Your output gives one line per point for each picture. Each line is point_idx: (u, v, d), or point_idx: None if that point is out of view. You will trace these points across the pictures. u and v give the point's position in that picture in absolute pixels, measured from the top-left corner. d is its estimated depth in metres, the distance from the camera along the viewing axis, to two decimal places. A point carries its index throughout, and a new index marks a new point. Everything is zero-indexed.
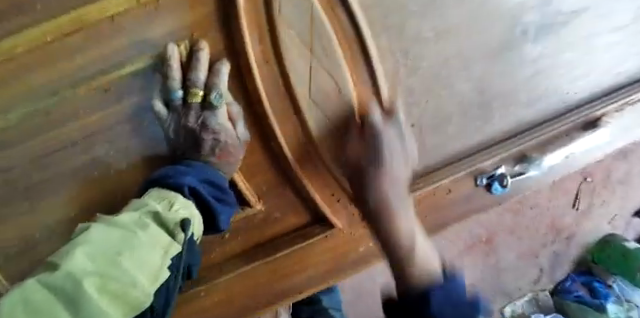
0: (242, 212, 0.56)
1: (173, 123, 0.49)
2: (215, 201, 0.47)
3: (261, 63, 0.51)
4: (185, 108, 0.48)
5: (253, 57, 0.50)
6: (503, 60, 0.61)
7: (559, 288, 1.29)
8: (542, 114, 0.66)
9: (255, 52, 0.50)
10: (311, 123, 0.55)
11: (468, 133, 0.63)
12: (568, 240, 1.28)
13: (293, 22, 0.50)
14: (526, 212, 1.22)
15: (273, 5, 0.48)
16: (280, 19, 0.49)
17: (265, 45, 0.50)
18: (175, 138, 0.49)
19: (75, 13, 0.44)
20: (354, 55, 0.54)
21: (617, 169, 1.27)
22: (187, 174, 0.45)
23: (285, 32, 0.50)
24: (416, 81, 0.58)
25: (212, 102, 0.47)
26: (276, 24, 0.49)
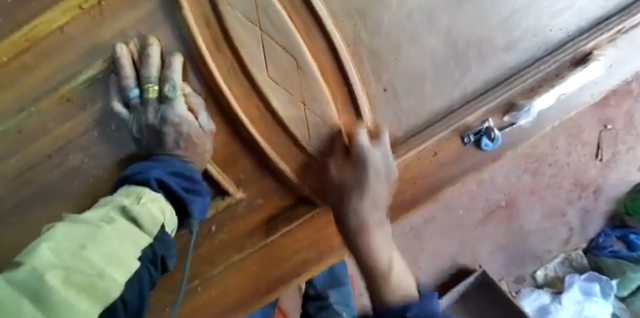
0: (224, 202, 0.56)
1: (135, 122, 0.49)
2: (185, 192, 0.47)
3: (213, 48, 0.51)
4: (143, 105, 0.47)
5: (203, 43, 0.50)
6: (470, 6, 0.58)
7: (593, 245, 1.29)
8: (526, 57, 0.62)
9: (204, 38, 0.50)
10: (275, 103, 0.54)
11: (446, 89, 0.60)
12: (595, 194, 1.27)
13: (237, 2, 0.50)
14: (545, 170, 1.23)
15: None
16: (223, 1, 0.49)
17: (214, 29, 0.50)
18: (140, 136, 0.49)
19: (24, 29, 0.47)
20: (307, 25, 0.53)
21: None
22: (154, 169, 0.45)
23: (231, 13, 0.50)
24: (381, 42, 0.56)
25: (167, 94, 0.47)
26: (220, 7, 0.49)
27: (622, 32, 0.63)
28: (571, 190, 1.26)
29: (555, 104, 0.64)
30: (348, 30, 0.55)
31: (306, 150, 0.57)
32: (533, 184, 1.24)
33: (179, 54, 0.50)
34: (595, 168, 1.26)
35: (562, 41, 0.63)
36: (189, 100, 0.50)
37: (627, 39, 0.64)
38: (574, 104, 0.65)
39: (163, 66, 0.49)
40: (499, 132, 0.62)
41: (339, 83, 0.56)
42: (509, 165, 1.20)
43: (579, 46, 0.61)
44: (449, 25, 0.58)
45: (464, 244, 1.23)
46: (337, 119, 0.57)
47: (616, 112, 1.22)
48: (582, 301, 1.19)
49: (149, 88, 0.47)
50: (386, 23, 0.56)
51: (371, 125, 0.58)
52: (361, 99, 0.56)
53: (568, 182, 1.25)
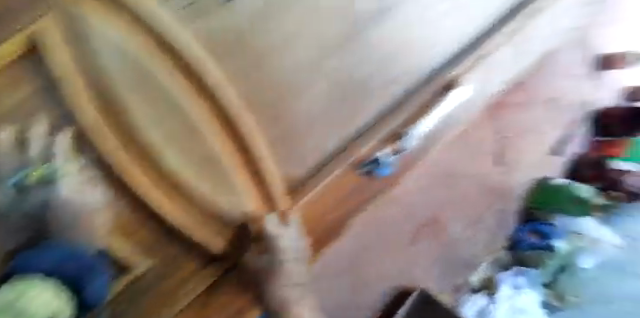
0: (125, 279, 0.52)
1: (16, 213, 0.43)
2: (80, 273, 0.45)
3: (103, 121, 0.46)
4: (24, 193, 0.43)
5: (93, 117, 0.45)
6: (350, 56, 0.67)
7: (513, 242, 1.54)
8: (400, 93, 0.76)
9: (93, 111, 0.45)
10: (175, 163, 0.54)
11: (340, 129, 0.70)
12: (503, 198, 1.43)
13: (120, 67, 0.46)
14: (458, 183, 1.32)
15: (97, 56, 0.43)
16: (107, 69, 0.45)
17: (94, 95, 0.45)
18: (20, 224, 0.44)
19: None
20: (202, 85, 0.52)
21: (522, 114, 1.41)
22: (39, 256, 0.43)
23: (113, 79, 0.46)
24: (273, 93, 0.60)
25: (49, 175, 0.44)
26: (106, 77, 0.45)
27: (469, 67, 0.81)
28: (487, 197, 1.41)
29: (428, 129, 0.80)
30: (241, 86, 0.56)
31: (213, 203, 0.58)
32: (456, 199, 1.33)
33: (46, 120, 0.43)
34: (502, 173, 1.44)
35: (423, 78, 0.77)
36: (79, 176, 0.46)
37: (471, 74, 0.83)
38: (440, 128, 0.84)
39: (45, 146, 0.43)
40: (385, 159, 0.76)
41: (236, 135, 0.57)
42: (431, 186, 1.25)
43: (437, 81, 0.78)
44: (332, 73, 0.65)
45: (404, 269, 1.26)
46: (239, 171, 0.59)
47: (511, 121, 1.39)
48: (513, 295, 1.44)
49: (30, 174, 0.42)
50: (274, 77, 0.59)
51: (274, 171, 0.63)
52: (259, 147, 0.60)
53: (483, 190, 1.39)
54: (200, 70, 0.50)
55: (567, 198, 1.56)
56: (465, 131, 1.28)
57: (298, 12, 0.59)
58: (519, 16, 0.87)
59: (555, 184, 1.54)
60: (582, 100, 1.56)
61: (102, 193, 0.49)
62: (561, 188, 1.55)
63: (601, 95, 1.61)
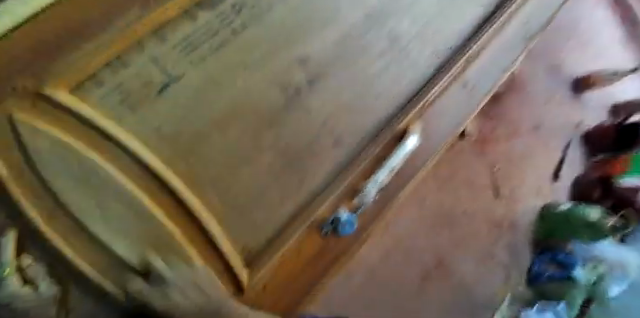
0: None
1: None
2: None
3: (51, 219, 0.47)
4: None
5: (39, 219, 0.45)
6: (289, 117, 0.64)
7: (532, 275, 1.43)
8: (355, 145, 0.72)
9: (40, 212, 0.45)
10: (127, 258, 0.54)
11: (293, 192, 0.67)
12: (509, 229, 1.50)
13: (61, 167, 0.45)
14: (456, 221, 1.42)
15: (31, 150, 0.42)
16: (46, 169, 0.44)
17: (45, 201, 0.46)
18: None
19: None
20: (143, 179, 0.52)
21: (512, 150, 1.57)
22: None
23: (58, 180, 0.46)
24: (214, 171, 0.59)
25: None
26: (46, 177, 0.45)
27: (427, 106, 0.80)
28: (489, 228, 1.47)
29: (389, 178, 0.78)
30: (182, 169, 0.56)
31: (164, 288, 0.56)
32: (455, 237, 1.40)
33: (15, 227, 0.44)
34: (502, 205, 1.50)
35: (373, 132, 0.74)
36: (29, 272, 0.46)
37: (430, 116, 0.82)
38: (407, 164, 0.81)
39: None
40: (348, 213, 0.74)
41: (184, 221, 0.57)
42: (426, 226, 1.38)
43: (385, 136, 0.74)
44: (273, 142, 0.64)
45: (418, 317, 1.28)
46: (191, 250, 0.58)
47: (494, 156, 1.53)
48: None
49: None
50: (214, 156, 0.59)
51: (224, 244, 0.61)
52: (216, 236, 0.60)
53: (484, 223, 1.46)
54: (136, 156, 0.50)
55: (579, 223, 1.44)
56: (455, 168, 1.46)
57: (222, 91, 0.58)
58: (472, 50, 0.84)
59: (562, 209, 1.49)
60: (562, 126, 1.68)
61: (55, 287, 0.49)
62: (568, 213, 1.46)
63: (584, 118, 1.74)
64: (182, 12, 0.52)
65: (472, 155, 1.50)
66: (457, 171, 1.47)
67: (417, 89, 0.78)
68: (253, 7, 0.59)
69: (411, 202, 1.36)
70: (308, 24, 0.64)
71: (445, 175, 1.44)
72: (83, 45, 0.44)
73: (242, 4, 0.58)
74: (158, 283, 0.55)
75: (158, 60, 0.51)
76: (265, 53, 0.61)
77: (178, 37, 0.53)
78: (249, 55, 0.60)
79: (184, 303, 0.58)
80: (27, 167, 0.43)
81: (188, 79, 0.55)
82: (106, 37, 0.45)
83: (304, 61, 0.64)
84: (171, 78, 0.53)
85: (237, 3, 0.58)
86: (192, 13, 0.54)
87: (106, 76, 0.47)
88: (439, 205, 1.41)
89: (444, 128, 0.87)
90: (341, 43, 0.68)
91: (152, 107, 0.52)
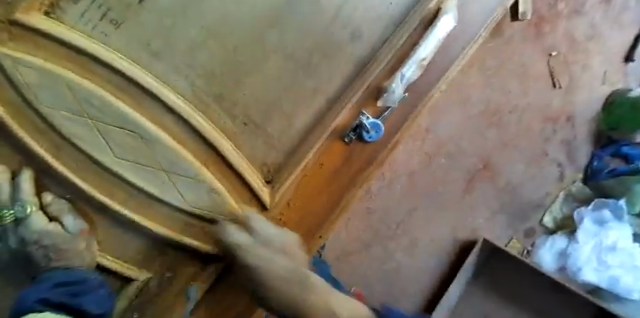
0: (136, 286, 0.57)
1: (14, 235, 0.51)
2: (73, 298, 0.50)
3: (59, 153, 0.50)
4: (18, 224, 0.50)
5: (47, 153, 0.49)
6: (291, 10, 0.55)
7: (590, 172, 1.35)
8: (380, 35, 0.59)
9: (46, 148, 0.49)
10: (136, 181, 0.52)
11: (308, 98, 0.58)
12: (568, 123, 1.35)
13: (57, 102, 0.47)
14: (505, 120, 1.30)
15: (27, 93, 0.45)
16: (43, 106, 0.46)
17: (51, 136, 0.50)
18: (19, 258, 0.53)
19: None
20: (136, 99, 0.51)
21: (578, 29, 1.31)
22: (29, 293, 0.47)
23: (55, 114, 0.47)
24: (219, 84, 0.54)
25: (18, 215, 0.49)
26: (44, 112, 0.47)
27: None
28: (543, 124, 1.34)
29: (422, 69, 0.59)
30: (181, 85, 0.53)
31: (197, 216, 0.56)
32: (504, 136, 1.31)
33: (29, 167, 0.49)
34: (559, 96, 1.34)
35: (403, 12, 0.59)
36: (51, 209, 0.51)
37: None
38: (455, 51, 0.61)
39: (14, 187, 0.49)
40: (371, 118, 0.59)
41: (190, 139, 0.54)
42: (471, 128, 1.28)
43: (422, 11, 0.57)
44: (280, 45, 0.55)
45: (459, 220, 1.30)
46: (210, 174, 0.54)
47: (553, 39, 1.30)
48: (599, 233, 1.26)
49: (4, 215, 0.49)
50: (214, 66, 0.53)
51: (238, 160, 0.56)
52: (229, 152, 0.55)
53: (538, 119, 1.33)
54: (126, 75, 0.49)
55: None
56: (505, 57, 1.28)
57: None
58: None
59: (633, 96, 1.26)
60: None
61: (81, 220, 0.53)
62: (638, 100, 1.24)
63: None
64: None
65: (527, 42, 1.29)
66: (507, 61, 1.28)
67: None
68: None
69: (453, 102, 1.26)
70: None
71: (493, 67, 1.27)
72: None
73: None
74: (208, 215, 0.56)
75: None
76: None
77: None
78: None
79: None
80: (24, 103, 0.47)
81: None
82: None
83: None
84: None
85: None
86: None
87: None
88: (486, 104, 1.28)
89: None
90: None
91: (137, 19, 0.49)
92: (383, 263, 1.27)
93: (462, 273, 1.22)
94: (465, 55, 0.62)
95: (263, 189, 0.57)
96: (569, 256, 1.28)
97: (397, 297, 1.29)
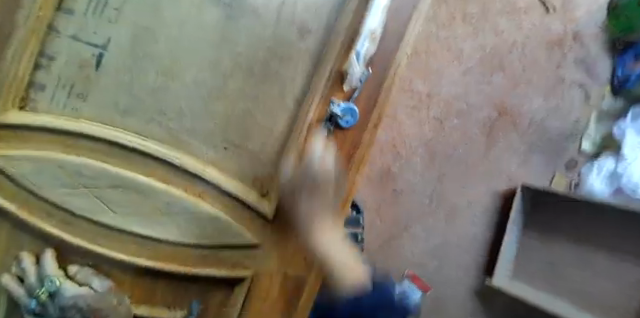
0: None
1: (52, 308, 0.53)
2: None
3: (70, 227, 0.55)
4: (52, 297, 0.53)
5: (58, 229, 0.54)
6: (233, 29, 0.55)
7: (618, 83, 1.26)
8: (328, 19, 0.57)
9: (56, 224, 0.54)
10: (142, 230, 0.55)
11: (279, 104, 0.58)
12: (576, 41, 1.26)
13: (51, 182, 0.52)
14: (508, 59, 1.25)
15: (24, 181, 0.52)
16: (41, 189, 0.52)
17: (59, 215, 0.54)
18: None
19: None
20: (118, 156, 0.53)
21: None
22: None
23: (54, 193, 0.53)
24: (190, 118, 0.56)
25: (49, 289, 0.52)
26: (44, 195, 0.53)
27: None
28: (548, 51, 1.26)
29: (376, 42, 0.59)
30: (158, 131, 0.55)
31: (209, 246, 0.58)
32: (512, 76, 1.26)
33: (51, 247, 0.55)
34: (559, 18, 1.26)
35: None
36: (79, 276, 0.55)
37: None
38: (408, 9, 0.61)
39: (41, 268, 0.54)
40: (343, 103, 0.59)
41: (179, 178, 0.55)
42: (474, 78, 1.24)
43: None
44: (235, 62, 0.56)
45: (492, 174, 1.26)
46: (206, 204, 0.56)
47: None
48: None
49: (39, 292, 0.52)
50: (181, 104, 0.55)
51: (230, 183, 0.56)
52: (218, 180, 0.55)
53: (541, 48, 1.26)
54: (102, 138, 0.52)
55: None
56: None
57: (158, 36, 0.54)
58: None
59: None
60: None
61: (108, 280, 0.56)
62: None
63: None
64: None
65: None
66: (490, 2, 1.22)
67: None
68: None
69: (447, 60, 1.22)
70: None
71: (478, 12, 1.22)
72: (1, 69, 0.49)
73: None
74: (219, 242, 0.57)
75: (78, 36, 0.52)
76: None
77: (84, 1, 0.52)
78: None
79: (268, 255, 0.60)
80: (25, 191, 0.53)
81: (118, 40, 0.53)
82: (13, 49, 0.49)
83: None
84: (101, 46, 0.53)
85: None
86: None
87: (43, 76, 0.53)
88: (482, 51, 1.23)
89: None
90: None
91: (99, 85, 0.54)
92: (428, 237, 1.26)
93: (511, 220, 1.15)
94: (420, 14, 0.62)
95: (260, 204, 0.57)
96: (622, 176, 1.19)
97: (453, 266, 1.27)
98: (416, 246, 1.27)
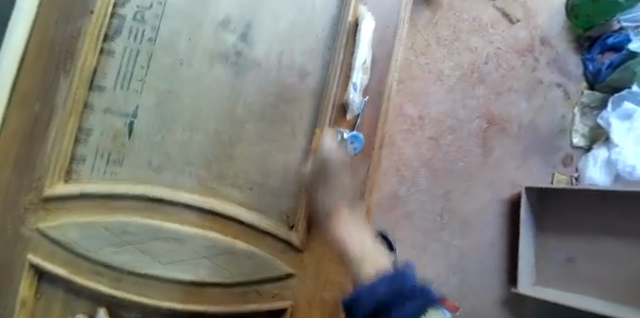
0: None
1: None
2: None
3: (118, 283, 0.58)
4: None
5: (107, 285, 0.57)
6: (243, 83, 0.64)
7: (591, 77, 1.38)
8: (321, 61, 0.68)
9: (105, 282, 0.57)
10: (185, 275, 0.59)
11: (291, 141, 0.65)
12: (544, 46, 1.40)
13: (98, 242, 0.56)
14: (484, 71, 1.35)
15: (73, 246, 0.55)
16: (89, 251, 0.56)
17: (109, 272, 0.57)
18: None
19: None
20: (156, 209, 0.59)
21: None
22: None
23: (102, 253, 0.56)
24: (215, 166, 0.62)
25: None
26: (91, 256, 0.56)
27: None
28: (521, 58, 1.38)
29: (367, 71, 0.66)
30: (189, 183, 0.61)
31: (248, 281, 0.61)
32: (492, 87, 1.35)
33: (104, 306, 0.58)
34: (523, 29, 1.39)
35: (330, 38, 0.69)
36: None
37: None
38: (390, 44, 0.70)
39: None
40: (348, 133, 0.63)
41: (214, 220, 0.61)
42: (459, 93, 1.33)
43: (343, 28, 0.65)
44: (249, 110, 0.63)
45: (494, 180, 1.32)
46: (242, 242, 0.61)
47: None
48: (631, 126, 1.26)
49: None
50: (206, 155, 0.62)
51: (258, 219, 0.62)
52: (248, 218, 0.61)
53: (513, 56, 1.38)
54: (142, 195, 0.58)
55: None
56: (457, 21, 1.35)
57: (178, 99, 0.61)
58: None
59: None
60: None
61: None
62: None
63: None
64: (99, 52, 0.59)
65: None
66: (459, 25, 1.35)
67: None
68: (152, 6, 0.62)
69: (431, 82, 1.31)
70: None
71: (449, 34, 1.34)
72: (48, 146, 0.56)
73: (141, 11, 0.62)
74: (257, 277, 0.61)
75: (110, 109, 0.60)
76: (189, 38, 0.63)
77: (112, 78, 0.60)
78: (179, 52, 0.62)
79: (303, 282, 0.63)
80: (73, 255, 0.56)
81: (145, 108, 0.61)
82: (56, 128, 0.56)
83: (226, 21, 0.64)
84: (132, 113, 0.60)
85: (136, 13, 0.62)
86: (108, 48, 0.60)
87: (83, 150, 0.59)
88: (461, 69, 1.34)
89: None
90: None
91: (132, 150, 0.60)
92: (447, 252, 1.27)
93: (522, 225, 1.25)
94: (399, 41, 0.70)
95: (290, 235, 0.62)
96: (617, 163, 1.25)
97: (479, 275, 1.28)
98: (438, 263, 1.27)
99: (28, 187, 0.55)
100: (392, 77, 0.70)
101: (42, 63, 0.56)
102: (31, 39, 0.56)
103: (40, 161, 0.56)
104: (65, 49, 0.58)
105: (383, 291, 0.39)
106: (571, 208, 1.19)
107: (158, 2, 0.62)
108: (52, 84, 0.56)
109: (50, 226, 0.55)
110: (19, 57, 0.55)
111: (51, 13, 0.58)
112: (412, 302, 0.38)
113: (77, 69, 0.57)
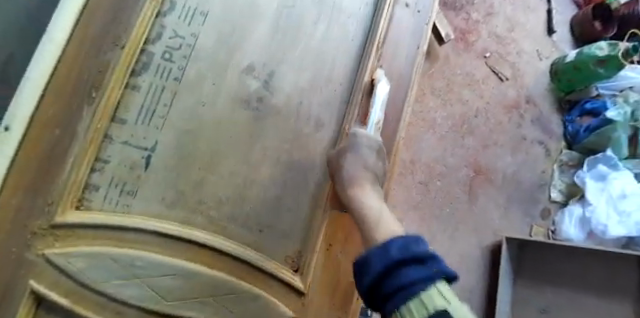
0: None
1: None
2: None
3: None
4: None
5: None
6: (259, 128, 0.68)
7: (570, 137, 1.58)
8: (336, 113, 0.77)
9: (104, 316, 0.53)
10: (188, 313, 0.59)
11: (300, 190, 0.71)
12: (530, 104, 1.62)
13: (103, 273, 0.53)
14: (472, 124, 1.56)
15: (79, 277, 0.52)
16: (92, 284, 0.53)
17: (111, 306, 0.54)
18: None
19: None
20: (166, 247, 0.59)
21: (493, 42, 1.67)
22: None
23: (108, 286, 0.54)
24: (228, 207, 0.64)
25: None
26: (94, 288, 0.53)
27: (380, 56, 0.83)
28: (508, 114, 1.60)
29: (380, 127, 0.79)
30: (199, 221, 0.62)
31: None
32: (481, 140, 1.55)
33: None
34: (511, 87, 1.63)
35: (347, 90, 0.79)
36: None
37: (392, 47, 0.86)
38: (399, 101, 0.88)
39: None
40: None
41: (221, 260, 0.62)
42: (449, 142, 1.53)
43: (361, 84, 0.79)
44: (264, 154, 0.68)
45: (479, 229, 1.47)
46: (248, 283, 0.63)
47: (481, 43, 1.64)
48: (604, 186, 1.45)
49: None
50: (220, 194, 0.64)
51: (266, 262, 0.65)
52: (258, 260, 0.64)
53: (501, 111, 1.59)
54: (155, 231, 0.57)
55: (590, 68, 1.51)
56: (450, 80, 1.58)
57: (200, 137, 0.63)
58: None
59: (571, 61, 1.55)
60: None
61: None
62: (576, 62, 1.53)
63: None
64: (125, 86, 0.59)
65: (460, 56, 1.62)
66: (453, 80, 1.58)
67: (366, 30, 0.83)
68: (181, 47, 0.64)
69: (425, 130, 1.52)
70: (236, 34, 0.69)
71: (444, 89, 1.57)
72: (66, 168, 0.53)
73: (170, 51, 0.64)
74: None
75: (130, 142, 0.59)
76: (214, 81, 0.66)
77: (133, 112, 0.60)
78: (202, 93, 0.65)
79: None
80: (75, 284, 0.52)
81: (164, 143, 0.61)
82: (74, 157, 0.53)
83: (251, 68, 0.69)
84: (150, 148, 0.60)
85: (165, 51, 0.63)
86: (133, 82, 0.60)
87: (97, 180, 0.56)
88: (452, 119, 1.55)
89: (409, 48, 0.91)
90: (270, 49, 0.72)
91: (147, 183, 0.60)
92: None
93: (505, 271, 1.39)
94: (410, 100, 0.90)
95: (295, 278, 0.66)
96: (591, 220, 1.44)
97: None
98: None
99: (39, 215, 0.50)
100: (400, 134, 0.88)
101: (70, 83, 0.54)
102: (64, 56, 0.53)
103: (50, 186, 0.51)
104: (93, 80, 0.56)
105: (396, 253, 0.49)
106: (542, 268, 1.51)
107: (188, 44, 0.65)
108: (73, 103, 0.54)
109: (61, 252, 0.51)
110: (51, 73, 0.52)
111: (82, 44, 0.55)
112: (424, 267, 0.47)
113: (104, 97, 0.56)
